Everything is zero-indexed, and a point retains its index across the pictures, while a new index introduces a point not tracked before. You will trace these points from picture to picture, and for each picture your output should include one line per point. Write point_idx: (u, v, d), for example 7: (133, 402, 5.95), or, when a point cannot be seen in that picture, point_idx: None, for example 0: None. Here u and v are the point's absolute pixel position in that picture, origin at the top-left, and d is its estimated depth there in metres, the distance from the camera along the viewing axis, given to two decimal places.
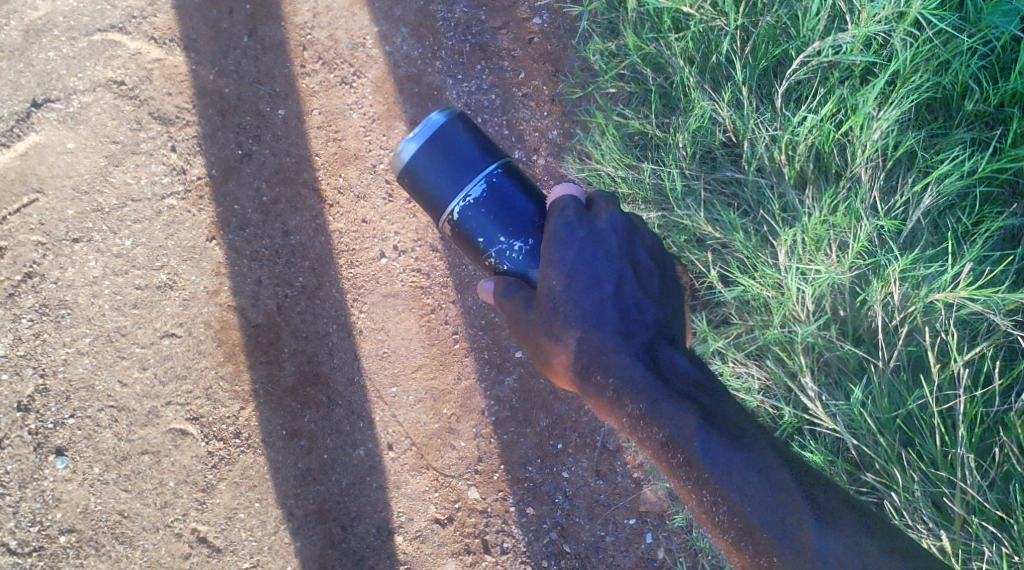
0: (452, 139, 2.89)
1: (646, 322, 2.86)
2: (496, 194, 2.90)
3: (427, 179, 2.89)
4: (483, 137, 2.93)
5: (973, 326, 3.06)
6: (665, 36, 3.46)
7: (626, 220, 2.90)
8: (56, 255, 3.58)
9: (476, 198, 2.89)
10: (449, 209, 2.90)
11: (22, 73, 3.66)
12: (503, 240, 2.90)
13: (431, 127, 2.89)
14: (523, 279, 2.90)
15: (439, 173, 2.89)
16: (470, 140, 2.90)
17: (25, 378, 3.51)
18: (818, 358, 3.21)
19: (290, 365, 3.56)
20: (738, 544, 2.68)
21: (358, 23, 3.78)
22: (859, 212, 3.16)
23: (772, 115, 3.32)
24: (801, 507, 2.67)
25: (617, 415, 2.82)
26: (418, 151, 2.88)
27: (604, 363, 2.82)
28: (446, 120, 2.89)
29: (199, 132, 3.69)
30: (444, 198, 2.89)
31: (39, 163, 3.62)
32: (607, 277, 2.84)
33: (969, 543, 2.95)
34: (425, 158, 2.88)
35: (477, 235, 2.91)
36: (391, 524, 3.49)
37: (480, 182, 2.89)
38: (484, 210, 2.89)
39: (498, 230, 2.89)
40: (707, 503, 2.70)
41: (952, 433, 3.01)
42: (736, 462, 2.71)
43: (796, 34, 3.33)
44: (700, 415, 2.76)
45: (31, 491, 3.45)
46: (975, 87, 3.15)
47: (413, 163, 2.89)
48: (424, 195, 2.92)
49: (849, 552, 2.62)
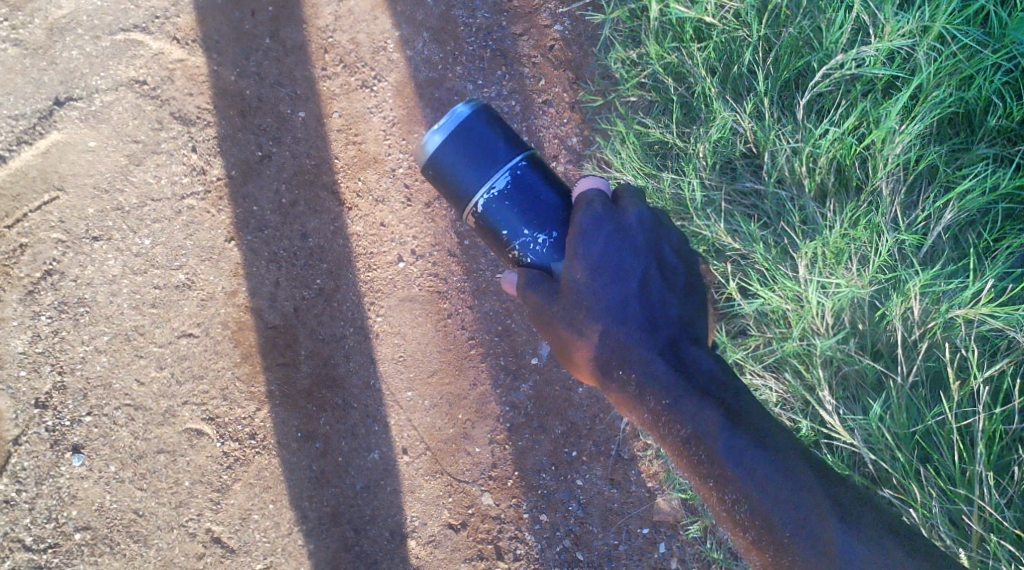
0: (476, 131, 2.86)
1: (670, 318, 2.89)
2: (520, 186, 2.88)
3: (450, 172, 2.86)
4: (507, 128, 2.90)
5: (993, 343, 3.06)
6: (687, 45, 3.47)
7: (653, 217, 2.93)
8: (76, 253, 3.60)
9: (500, 190, 2.87)
10: (474, 201, 2.88)
11: (45, 71, 3.68)
12: (527, 233, 2.89)
13: (455, 119, 2.85)
14: (546, 272, 2.91)
15: (464, 164, 2.86)
16: (495, 132, 2.87)
17: (44, 375, 3.53)
18: (836, 372, 3.20)
19: (307, 367, 3.57)
20: (758, 543, 2.70)
21: (379, 27, 3.79)
22: (880, 226, 3.17)
23: (793, 127, 3.33)
24: (824, 509, 2.68)
25: (638, 410, 2.85)
26: (442, 143, 2.85)
27: (626, 358, 2.86)
28: (471, 112, 2.86)
29: (220, 133, 3.70)
30: (469, 190, 2.87)
31: (61, 161, 3.64)
32: (632, 273, 2.88)
33: (986, 561, 2.94)
34: (451, 150, 2.85)
35: (502, 227, 2.90)
36: (404, 528, 3.50)
37: (505, 174, 2.87)
38: (509, 202, 2.88)
39: (523, 223, 2.88)
40: (728, 501, 2.73)
41: (970, 451, 3.01)
42: (758, 461, 2.72)
43: (819, 46, 3.33)
44: (723, 412, 2.77)
45: (48, 487, 3.47)
46: (998, 103, 3.15)
47: (437, 155, 2.85)
48: (447, 187, 2.89)
49: (874, 553, 2.63)
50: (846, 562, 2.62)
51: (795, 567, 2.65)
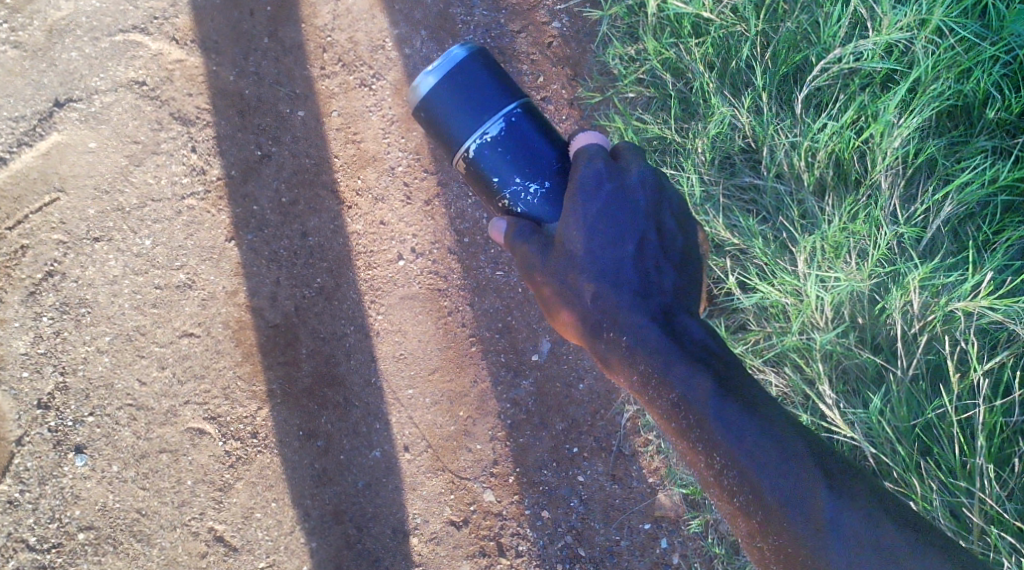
0: (469, 73, 2.87)
1: (665, 287, 2.94)
2: (513, 133, 2.89)
3: (442, 114, 2.87)
4: (501, 74, 2.92)
5: (992, 335, 3.07)
6: (685, 41, 3.48)
7: (656, 179, 2.94)
8: (77, 254, 3.62)
9: (494, 136, 2.88)
10: (465, 147, 2.89)
11: (45, 73, 3.71)
12: (519, 182, 2.90)
13: (451, 60, 2.87)
14: (537, 223, 2.92)
15: (455, 108, 2.87)
16: (488, 77, 2.89)
17: (46, 376, 3.54)
18: (836, 366, 3.20)
19: (308, 365, 3.58)
20: (744, 508, 2.78)
21: (378, 26, 3.79)
22: (879, 219, 3.17)
23: (792, 121, 3.34)
24: (813, 476, 2.75)
25: (628, 373, 2.91)
26: (436, 85, 2.86)
27: (618, 322, 2.90)
28: (466, 55, 2.88)
29: (219, 133, 3.71)
30: (461, 134, 2.88)
31: (61, 162, 3.67)
32: (628, 237, 2.91)
33: (987, 552, 2.95)
34: (444, 93, 2.86)
35: (491, 174, 2.91)
36: (406, 526, 3.50)
37: (501, 118, 2.89)
38: (501, 148, 2.89)
39: (514, 171, 2.90)
40: (717, 466, 2.80)
41: (971, 444, 3.01)
42: (747, 430, 2.80)
43: (817, 40, 3.35)
44: (714, 380, 2.85)
45: (51, 488, 3.48)
46: (997, 95, 3.16)
47: (430, 96, 2.87)
48: (439, 131, 2.90)
49: (862, 523, 2.70)
50: (833, 531, 2.70)
51: (783, 533, 2.74)
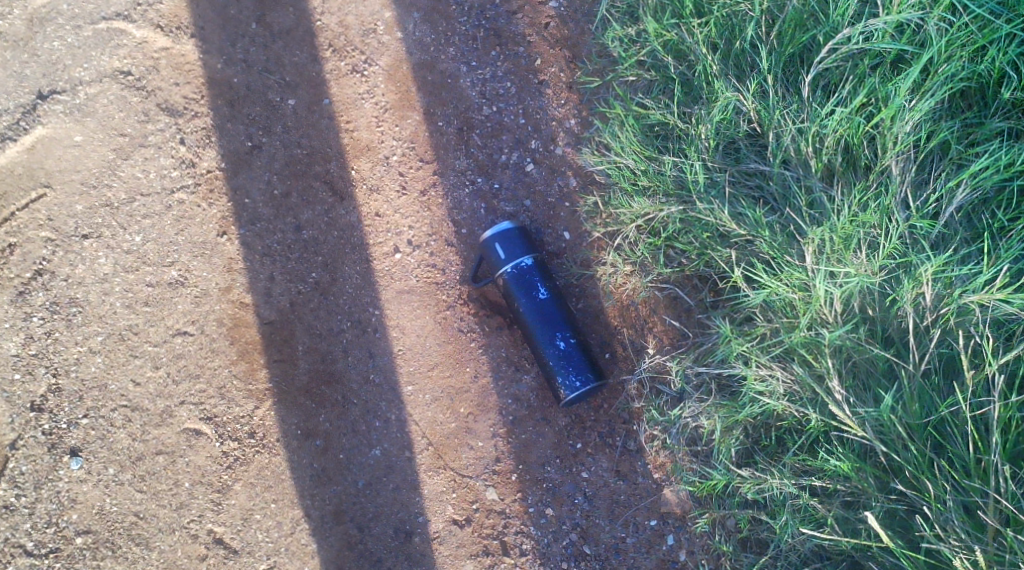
0: (514, 240, 3.40)
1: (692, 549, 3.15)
2: (526, 275, 3.39)
3: (495, 254, 3.41)
4: (530, 238, 3.43)
5: (1007, 328, 2.98)
6: (687, 21, 3.33)
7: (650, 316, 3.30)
8: (66, 252, 3.53)
9: (522, 278, 3.39)
10: (503, 275, 3.40)
11: (27, 64, 3.62)
12: (537, 296, 3.38)
13: (501, 230, 3.40)
14: (545, 323, 3.38)
15: (506, 253, 3.39)
16: (523, 244, 3.40)
17: (38, 377, 3.47)
18: (845, 361, 3.09)
19: (305, 363, 3.50)
20: None
21: (369, 8, 3.70)
22: (890, 208, 3.06)
23: (799, 105, 3.21)
24: None
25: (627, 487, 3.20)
26: (494, 238, 3.40)
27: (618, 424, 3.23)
28: (513, 228, 3.41)
29: (209, 124, 3.62)
30: (502, 271, 3.40)
31: (46, 157, 3.57)
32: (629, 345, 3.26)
33: (1002, 555, 2.83)
34: (500, 244, 3.39)
35: (518, 292, 3.39)
36: (408, 526, 3.42)
37: (528, 261, 3.40)
38: (530, 278, 3.39)
39: (532, 291, 3.38)
40: None
41: (985, 440, 2.92)
42: None
43: (825, 19, 3.21)
44: None
45: (47, 492, 3.42)
46: (1013, 75, 3.05)
47: (488, 242, 3.41)
48: (490, 263, 3.43)
49: None
50: None
51: None
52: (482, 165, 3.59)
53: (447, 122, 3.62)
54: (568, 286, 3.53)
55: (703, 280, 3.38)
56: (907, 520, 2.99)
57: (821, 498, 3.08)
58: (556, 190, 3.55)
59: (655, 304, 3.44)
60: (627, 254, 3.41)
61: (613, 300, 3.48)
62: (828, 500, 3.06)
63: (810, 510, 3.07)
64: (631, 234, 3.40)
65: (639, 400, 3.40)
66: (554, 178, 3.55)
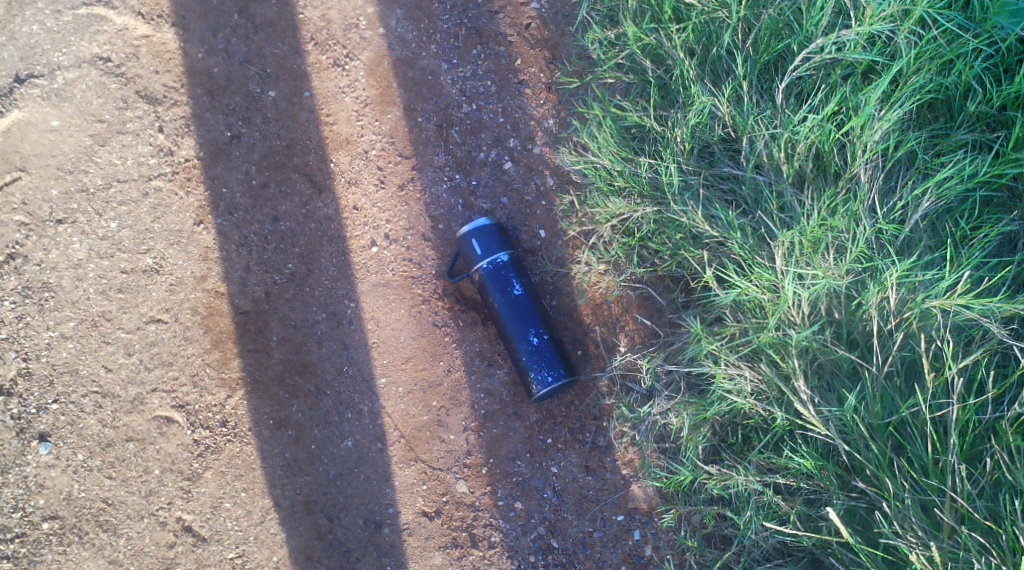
0: (491, 237, 3.44)
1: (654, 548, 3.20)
2: (501, 270, 3.43)
3: (472, 249, 3.44)
4: (507, 235, 3.48)
5: (968, 333, 3.07)
6: (665, 26, 3.40)
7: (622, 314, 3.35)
8: (40, 237, 3.51)
9: (497, 273, 3.43)
10: (479, 271, 3.44)
11: (5, 47, 3.59)
12: (512, 291, 3.43)
13: (479, 226, 3.44)
14: (519, 318, 3.42)
15: (482, 249, 3.43)
16: (499, 240, 3.44)
17: (7, 361, 3.45)
18: (811, 362, 3.16)
19: (278, 353, 3.52)
20: None
21: (351, 3, 3.73)
22: (858, 214, 3.14)
23: (772, 111, 3.28)
24: None
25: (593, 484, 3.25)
26: (471, 234, 3.44)
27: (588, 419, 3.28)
28: (490, 225, 3.45)
29: (188, 113, 3.63)
30: (478, 266, 3.44)
31: (22, 141, 3.55)
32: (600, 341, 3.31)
33: (957, 553, 2.91)
34: (477, 239, 3.43)
35: (493, 287, 3.43)
36: (378, 517, 3.44)
37: (504, 257, 3.44)
38: (505, 273, 3.43)
39: (507, 286, 3.43)
40: None
41: (943, 441, 3.00)
42: None
43: (800, 28, 3.29)
44: None
45: (14, 477, 3.40)
46: (978, 88, 3.15)
47: (466, 237, 3.45)
48: (467, 258, 3.47)
49: None
50: None
51: None
52: (460, 162, 3.63)
53: (426, 118, 3.66)
54: (542, 283, 3.57)
55: (674, 281, 3.45)
56: (867, 518, 3.07)
57: (784, 495, 3.15)
58: (533, 188, 3.60)
59: (628, 303, 3.50)
60: (602, 253, 3.47)
61: (585, 298, 3.53)
62: (791, 497, 3.14)
63: (773, 506, 3.14)
64: (606, 233, 3.46)
65: (609, 397, 3.46)
66: (531, 176, 3.60)
